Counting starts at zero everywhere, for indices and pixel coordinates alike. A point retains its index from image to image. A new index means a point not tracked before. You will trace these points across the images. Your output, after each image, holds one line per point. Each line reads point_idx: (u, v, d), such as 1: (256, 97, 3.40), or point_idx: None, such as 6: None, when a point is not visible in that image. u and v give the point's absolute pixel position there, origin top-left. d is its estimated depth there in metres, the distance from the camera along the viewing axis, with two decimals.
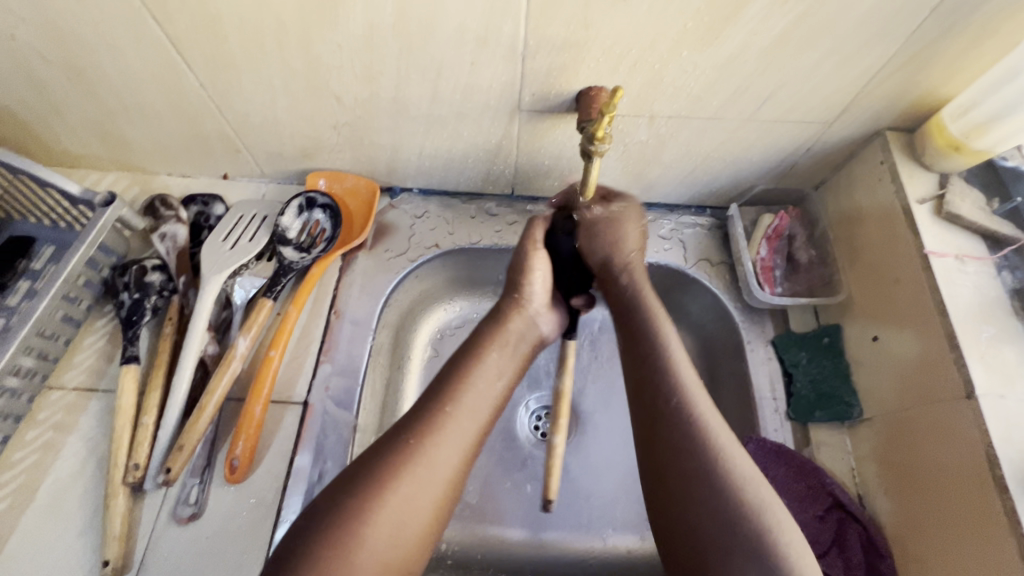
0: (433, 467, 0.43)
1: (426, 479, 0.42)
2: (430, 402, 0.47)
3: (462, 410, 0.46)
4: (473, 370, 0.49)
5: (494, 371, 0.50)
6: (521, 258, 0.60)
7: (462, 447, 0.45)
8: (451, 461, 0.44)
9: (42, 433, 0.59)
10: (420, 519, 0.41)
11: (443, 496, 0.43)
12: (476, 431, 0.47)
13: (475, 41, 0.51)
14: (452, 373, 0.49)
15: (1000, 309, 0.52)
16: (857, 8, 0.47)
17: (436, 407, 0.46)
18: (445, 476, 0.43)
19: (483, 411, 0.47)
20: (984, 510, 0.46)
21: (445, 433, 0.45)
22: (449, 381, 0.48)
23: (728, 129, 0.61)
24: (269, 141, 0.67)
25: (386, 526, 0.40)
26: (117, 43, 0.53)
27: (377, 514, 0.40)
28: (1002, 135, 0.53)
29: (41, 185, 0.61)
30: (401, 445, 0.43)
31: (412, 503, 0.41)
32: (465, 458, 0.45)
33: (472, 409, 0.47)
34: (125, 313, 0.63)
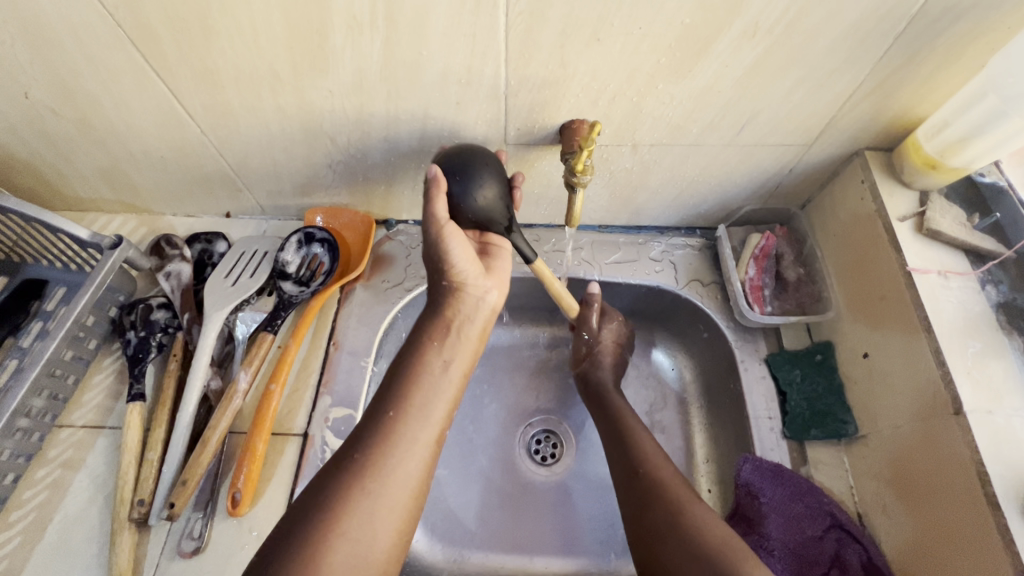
0: (385, 477, 0.46)
1: (385, 487, 0.46)
2: (374, 417, 0.49)
3: (408, 412, 0.49)
4: (420, 376, 0.51)
5: (438, 367, 0.52)
6: (431, 242, 0.55)
7: (415, 447, 0.48)
8: (408, 465, 0.47)
9: (53, 471, 0.61)
10: (386, 525, 0.45)
11: (409, 494, 0.47)
12: (431, 427, 0.50)
13: (459, 83, 0.54)
14: (396, 380, 0.51)
15: (985, 324, 0.53)
16: (822, 40, 0.48)
17: (380, 420, 0.48)
18: (402, 478, 0.47)
19: (432, 413, 0.50)
20: (981, 529, 0.45)
21: (391, 443, 0.47)
22: (392, 392, 0.50)
23: (710, 154, 0.63)
24: (269, 181, 0.70)
25: (349, 545, 0.43)
26: (121, 97, 0.57)
27: (337, 539, 0.43)
28: (974, 154, 0.55)
29: (51, 231, 0.64)
30: (349, 465, 0.46)
31: (372, 512, 0.45)
32: (421, 455, 0.48)
33: (417, 412, 0.49)
34: (132, 351, 0.65)
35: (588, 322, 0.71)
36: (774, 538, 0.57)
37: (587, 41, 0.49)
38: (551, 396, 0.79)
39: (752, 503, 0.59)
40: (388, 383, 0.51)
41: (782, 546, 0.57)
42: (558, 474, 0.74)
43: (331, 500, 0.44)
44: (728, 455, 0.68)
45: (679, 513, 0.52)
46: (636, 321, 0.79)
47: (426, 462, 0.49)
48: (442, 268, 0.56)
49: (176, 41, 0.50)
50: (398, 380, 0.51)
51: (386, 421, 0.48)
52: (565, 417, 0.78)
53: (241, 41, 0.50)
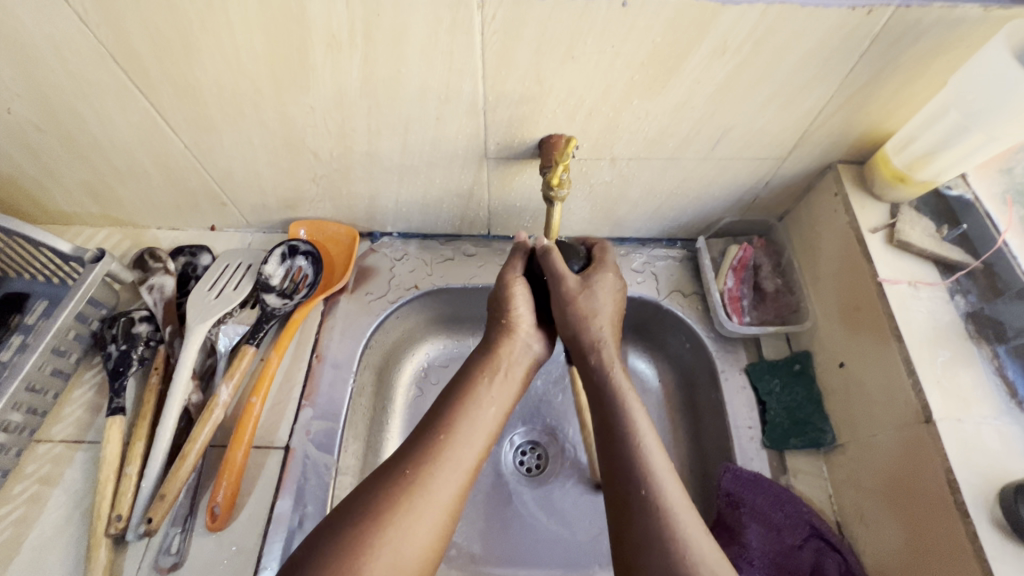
0: (430, 499, 0.45)
1: (430, 507, 0.45)
2: (422, 436, 0.49)
3: (460, 436, 0.49)
4: (466, 401, 0.52)
5: (484, 398, 0.52)
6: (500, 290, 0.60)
7: (461, 472, 0.48)
8: (453, 489, 0.47)
9: (30, 486, 0.61)
10: (422, 549, 0.43)
11: (448, 521, 0.46)
12: (475, 456, 0.49)
13: (438, 99, 0.55)
14: (447, 404, 0.52)
15: (954, 333, 0.54)
16: (790, 59, 0.50)
17: (431, 440, 0.48)
18: (448, 504, 0.46)
19: (478, 440, 0.50)
20: (951, 536, 0.46)
21: (439, 465, 0.47)
22: (444, 417, 0.50)
23: (687, 167, 0.64)
24: (253, 195, 0.71)
25: (392, 561, 0.42)
26: (105, 112, 0.57)
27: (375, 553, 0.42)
28: (941, 168, 0.57)
29: (33, 244, 0.64)
30: (396, 480, 0.46)
31: (415, 531, 0.44)
32: (466, 483, 0.48)
33: (465, 438, 0.49)
34: (113, 364, 0.65)
35: (565, 282, 0.57)
36: (754, 548, 0.58)
37: (562, 59, 0.50)
38: (535, 407, 0.79)
39: (733, 513, 0.60)
40: (442, 408, 0.51)
41: (761, 556, 0.57)
42: (543, 485, 0.74)
43: (374, 513, 0.43)
44: (709, 464, 0.68)
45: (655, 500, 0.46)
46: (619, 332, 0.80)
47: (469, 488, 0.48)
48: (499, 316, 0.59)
49: (158, 57, 0.51)
50: (449, 405, 0.51)
51: (435, 440, 0.48)
52: (550, 427, 0.78)
53: (223, 58, 0.51)
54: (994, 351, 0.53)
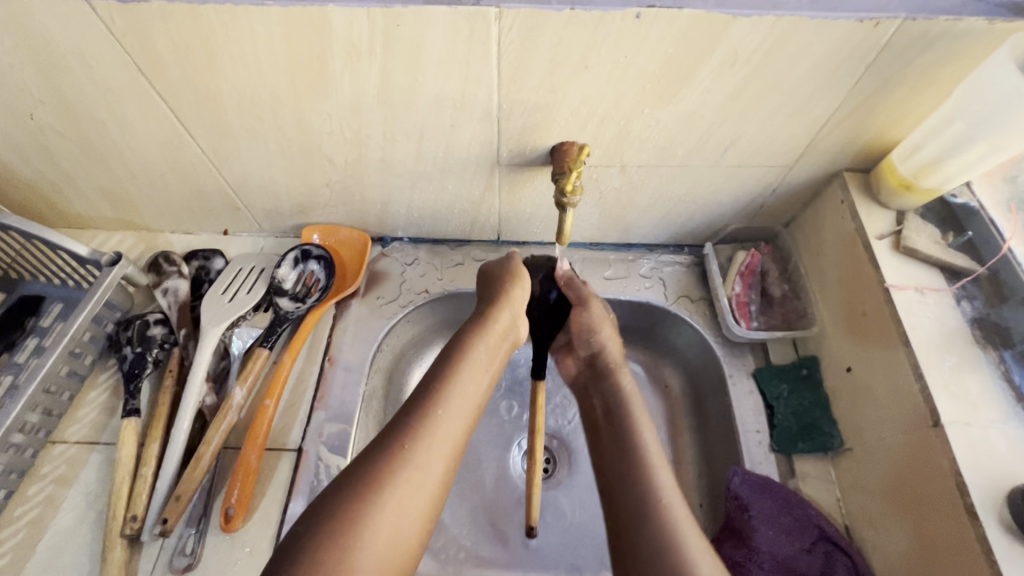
0: (422, 476, 0.44)
1: (420, 474, 0.44)
2: (415, 406, 0.47)
3: (451, 406, 0.48)
4: (458, 374, 0.50)
5: (474, 373, 0.51)
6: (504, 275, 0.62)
7: (451, 441, 0.47)
8: (443, 457, 0.46)
9: (45, 487, 0.61)
10: (411, 516, 0.43)
11: (438, 488, 0.45)
12: (464, 425, 0.49)
13: (453, 107, 0.56)
14: (437, 374, 0.50)
15: (960, 338, 0.54)
16: (800, 69, 0.51)
17: (422, 408, 0.47)
18: (437, 471, 0.45)
19: (468, 414, 0.49)
20: (961, 539, 0.46)
21: (431, 439, 0.46)
22: (433, 386, 0.49)
23: (696, 175, 0.65)
24: (267, 200, 0.72)
25: (384, 528, 0.41)
26: (125, 118, 0.58)
27: (371, 522, 0.41)
28: (946, 175, 0.57)
29: (51, 248, 0.65)
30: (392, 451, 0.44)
31: (403, 506, 0.42)
32: (454, 450, 0.47)
33: (457, 411, 0.48)
34: (128, 366, 0.65)
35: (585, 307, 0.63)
36: (763, 551, 0.58)
37: (576, 69, 0.52)
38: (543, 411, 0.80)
39: (741, 516, 0.60)
40: (432, 377, 0.50)
41: (770, 559, 0.57)
42: (552, 489, 0.74)
43: (367, 482, 0.42)
44: (717, 468, 0.69)
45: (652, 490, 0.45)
46: (627, 336, 0.80)
47: (457, 454, 0.47)
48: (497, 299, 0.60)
49: (180, 64, 0.52)
50: (439, 375, 0.50)
51: (427, 409, 0.47)
52: (558, 431, 0.79)
53: (243, 66, 0.52)
54: (1000, 356, 0.54)
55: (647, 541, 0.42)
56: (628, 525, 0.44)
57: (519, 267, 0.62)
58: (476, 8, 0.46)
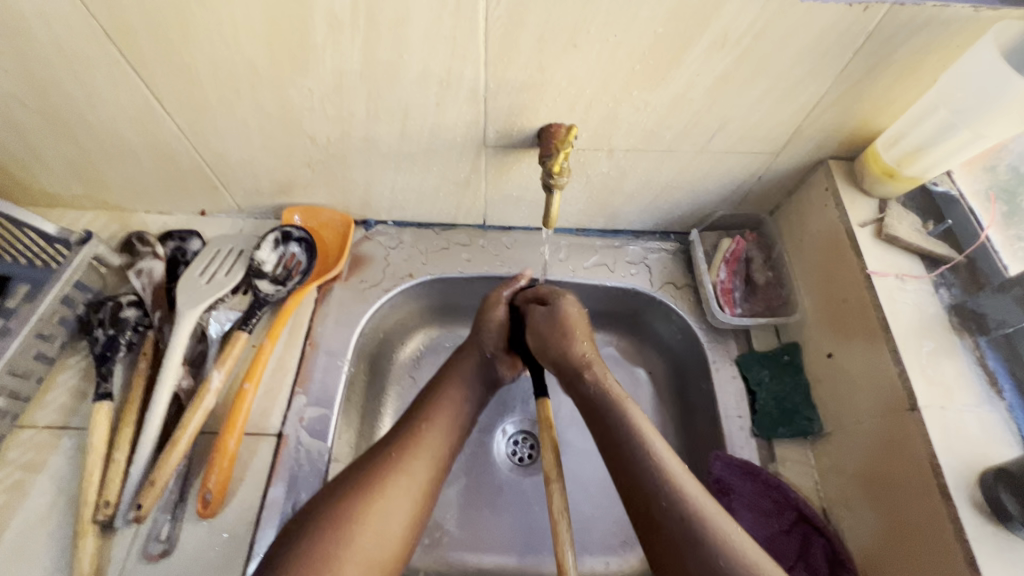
0: (406, 480, 0.51)
1: (406, 484, 0.51)
2: (406, 424, 0.56)
3: (435, 425, 0.56)
4: (440, 398, 0.59)
5: (458, 399, 0.60)
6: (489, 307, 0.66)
7: (434, 457, 0.54)
8: (426, 469, 0.53)
9: (12, 473, 0.59)
10: (398, 523, 0.50)
11: (423, 498, 0.52)
12: (449, 446, 0.56)
13: (439, 84, 0.55)
14: (426, 397, 0.59)
15: (938, 325, 0.55)
16: (788, 54, 0.51)
17: (408, 430, 0.55)
18: (421, 483, 0.52)
19: (452, 431, 0.57)
20: (933, 518, 0.48)
21: (416, 450, 0.54)
22: (422, 407, 0.58)
23: (683, 160, 0.65)
24: (246, 180, 0.70)
25: (371, 530, 0.48)
26: (95, 90, 0.56)
27: (357, 533, 0.47)
28: (930, 163, 0.58)
29: (16, 225, 0.62)
30: (382, 459, 0.52)
31: (393, 508, 0.50)
32: (439, 464, 0.55)
33: (441, 427, 0.56)
34: (99, 349, 0.63)
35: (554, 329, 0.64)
36: None
37: (564, 48, 0.51)
38: (528, 397, 0.79)
39: (723, 499, 0.61)
40: (419, 402, 0.59)
41: None
42: (536, 474, 0.74)
43: (356, 497, 0.49)
44: (699, 453, 0.70)
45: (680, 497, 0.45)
46: (612, 322, 0.81)
47: (441, 469, 0.54)
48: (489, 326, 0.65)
49: (153, 34, 0.50)
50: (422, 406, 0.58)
51: (412, 428, 0.55)
52: None
53: (220, 37, 0.50)
54: (976, 342, 0.55)
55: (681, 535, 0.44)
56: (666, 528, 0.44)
57: (494, 303, 0.66)
58: None
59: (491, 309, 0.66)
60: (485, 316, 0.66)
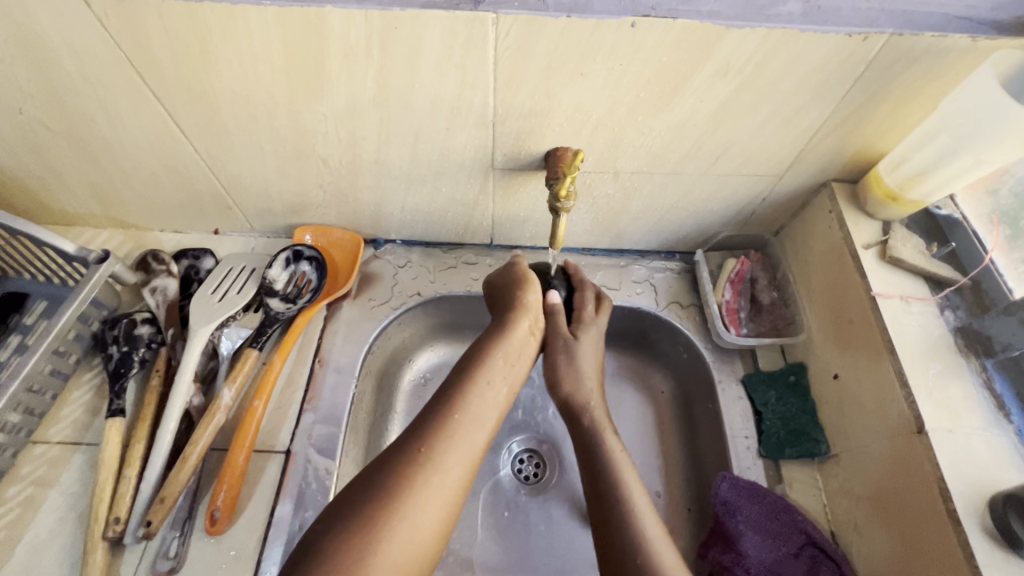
0: (440, 476, 0.48)
1: (437, 485, 0.48)
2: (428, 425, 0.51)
3: (466, 421, 0.52)
4: (476, 382, 0.55)
5: (496, 382, 0.56)
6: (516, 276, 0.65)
7: (467, 454, 0.51)
8: (459, 468, 0.50)
9: (25, 488, 0.60)
10: (430, 515, 0.47)
11: (455, 498, 0.49)
12: (481, 439, 0.52)
13: (450, 110, 0.56)
14: (453, 387, 0.54)
15: (944, 347, 0.56)
16: (790, 80, 0.52)
17: (436, 427, 0.51)
18: (455, 481, 0.49)
19: (485, 422, 0.53)
20: (942, 545, 0.47)
21: (446, 447, 0.50)
22: (452, 399, 0.53)
23: (688, 182, 0.66)
24: (260, 200, 0.71)
25: (400, 534, 0.45)
26: (118, 115, 0.58)
27: (387, 537, 0.44)
28: (932, 187, 0.59)
29: (36, 244, 0.64)
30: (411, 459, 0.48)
31: (426, 510, 0.47)
32: (470, 463, 0.51)
33: (474, 420, 0.52)
34: (113, 366, 0.64)
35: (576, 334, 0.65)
36: (751, 556, 0.59)
37: (571, 76, 0.52)
38: (534, 415, 0.80)
39: (729, 521, 0.61)
40: (447, 393, 0.54)
41: (758, 564, 0.58)
42: (542, 494, 0.74)
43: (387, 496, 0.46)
44: (705, 473, 0.69)
45: (626, 508, 0.52)
46: (618, 341, 0.81)
47: (471, 467, 0.51)
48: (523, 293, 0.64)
49: (175, 62, 0.52)
50: (456, 393, 0.54)
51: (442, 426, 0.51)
52: (548, 435, 0.78)
53: (240, 65, 0.52)
54: (982, 365, 0.55)
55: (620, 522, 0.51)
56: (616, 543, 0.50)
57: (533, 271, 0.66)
58: (473, 13, 0.46)
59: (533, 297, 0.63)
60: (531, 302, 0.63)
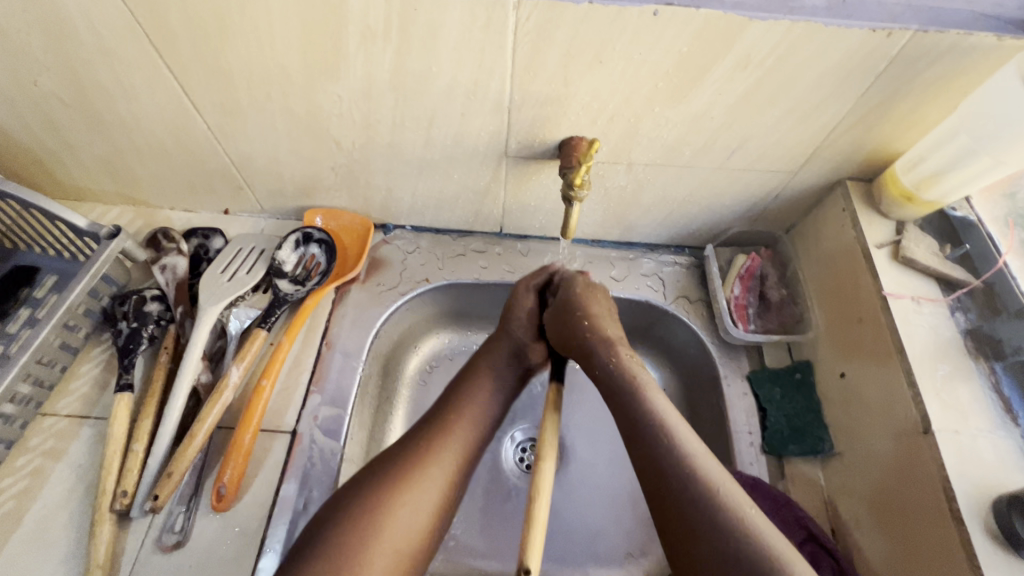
0: (411, 507, 0.48)
1: (411, 515, 0.48)
2: (401, 453, 0.51)
3: (449, 449, 0.52)
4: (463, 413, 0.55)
5: (484, 401, 0.57)
6: (513, 297, 0.66)
7: (442, 482, 0.50)
8: (434, 499, 0.49)
9: (34, 459, 0.60)
10: (416, 537, 0.47)
11: (435, 523, 0.49)
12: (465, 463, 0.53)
13: (466, 95, 0.56)
14: (436, 416, 0.55)
15: (954, 348, 0.55)
16: (810, 74, 0.51)
17: (412, 452, 0.51)
18: (430, 510, 0.49)
19: (466, 449, 0.53)
20: (945, 542, 0.48)
21: (420, 476, 0.50)
22: (438, 424, 0.54)
23: (701, 176, 0.66)
24: (270, 181, 0.71)
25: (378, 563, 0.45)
26: (132, 90, 0.58)
27: (362, 563, 0.44)
28: (950, 187, 0.58)
29: (48, 218, 0.64)
30: (385, 484, 0.49)
31: (403, 537, 0.47)
32: (447, 491, 0.50)
33: (452, 447, 0.52)
34: (123, 341, 0.65)
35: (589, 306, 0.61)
36: None
37: (590, 63, 0.52)
38: (537, 405, 0.80)
39: None
40: (436, 419, 0.55)
41: None
42: None
43: (359, 522, 0.46)
44: None
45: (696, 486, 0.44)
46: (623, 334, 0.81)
47: (467, 464, 0.53)
48: (509, 318, 0.64)
49: (192, 38, 0.51)
50: (440, 418, 0.55)
51: (419, 456, 0.51)
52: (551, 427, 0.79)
53: (257, 43, 0.52)
54: (991, 367, 0.55)
55: (703, 520, 0.42)
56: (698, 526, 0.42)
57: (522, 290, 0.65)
58: None
59: (523, 294, 0.65)
60: (517, 302, 0.65)
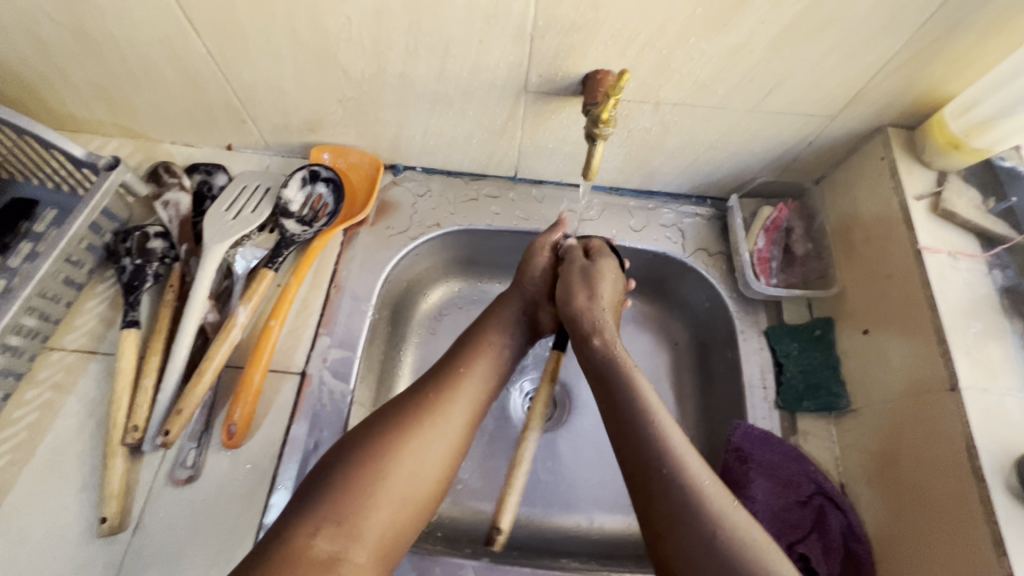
0: (416, 459, 0.47)
1: (414, 466, 0.47)
2: (402, 407, 0.51)
3: (454, 405, 0.52)
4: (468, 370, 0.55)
5: (490, 359, 0.57)
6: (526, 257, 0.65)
7: (447, 437, 0.50)
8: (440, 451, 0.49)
9: (43, 393, 0.60)
10: (421, 488, 0.47)
11: (442, 475, 0.49)
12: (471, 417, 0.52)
13: (485, 18, 0.51)
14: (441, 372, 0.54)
15: (989, 307, 0.53)
16: (865, 2, 0.47)
17: (417, 403, 0.51)
18: (435, 462, 0.49)
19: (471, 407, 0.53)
20: (960, 496, 0.47)
21: (425, 430, 0.49)
22: (443, 378, 0.53)
23: (733, 119, 0.62)
24: (275, 114, 0.67)
25: (381, 512, 0.45)
26: (124, 6, 0.53)
27: (364, 512, 0.44)
28: (1001, 134, 0.54)
29: (44, 146, 0.61)
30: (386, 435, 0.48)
31: (407, 489, 0.46)
32: (452, 445, 0.50)
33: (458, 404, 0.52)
34: (127, 278, 0.63)
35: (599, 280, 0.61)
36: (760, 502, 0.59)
37: None
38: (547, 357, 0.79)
39: (741, 467, 0.61)
40: (442, 374, 0.54)
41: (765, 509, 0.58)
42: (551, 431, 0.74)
43: (360, 474, 0.45)
44: (719, 420, 0.69)
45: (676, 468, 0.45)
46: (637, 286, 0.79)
47: (474, 419, 0.53)
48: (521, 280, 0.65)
49: None
50: (446, 373, 0.54)
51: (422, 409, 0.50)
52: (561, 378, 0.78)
53: None
54: None
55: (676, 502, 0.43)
56: (678, 533, 0.42)
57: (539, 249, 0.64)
58: None
59: (538, 254, 0.64)
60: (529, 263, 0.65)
